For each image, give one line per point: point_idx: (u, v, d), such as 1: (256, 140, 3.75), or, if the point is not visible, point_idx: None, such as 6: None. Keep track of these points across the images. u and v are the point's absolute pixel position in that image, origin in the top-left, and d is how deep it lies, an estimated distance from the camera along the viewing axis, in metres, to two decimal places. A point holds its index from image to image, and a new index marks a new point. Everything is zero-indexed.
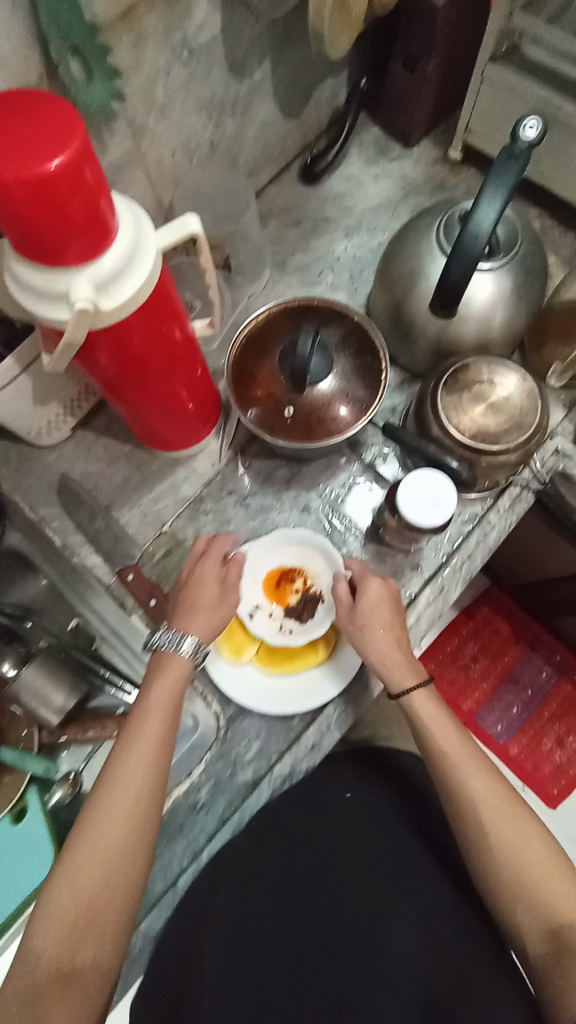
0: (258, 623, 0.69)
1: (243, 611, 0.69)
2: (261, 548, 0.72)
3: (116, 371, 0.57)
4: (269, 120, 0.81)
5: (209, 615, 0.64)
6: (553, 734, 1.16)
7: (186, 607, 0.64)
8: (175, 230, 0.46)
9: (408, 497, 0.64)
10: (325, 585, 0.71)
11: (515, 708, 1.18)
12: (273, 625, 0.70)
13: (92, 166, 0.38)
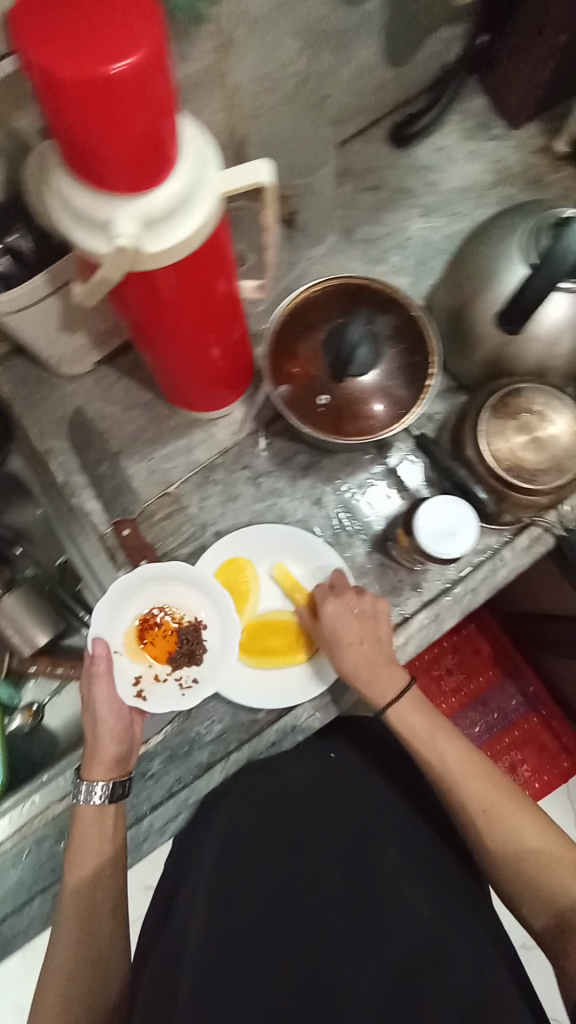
0: (155, 697, 0.63)
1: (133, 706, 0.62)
2: (111, 620, 0.64)
3: (150, 324, 0.53)
4: (369, 67, 0.72)
5: (117, 754, 0.60)
6: (507, 761, 1.16)
7: (94, 750, 0.60)
8: (243, 173, 0.40)
9: (429, 521, 0.60)
10: (197, 609, 0.66)
11: (476, 728, 1.17)
12: (167, 693, 0.63)
13: (161, 77, 0.33)
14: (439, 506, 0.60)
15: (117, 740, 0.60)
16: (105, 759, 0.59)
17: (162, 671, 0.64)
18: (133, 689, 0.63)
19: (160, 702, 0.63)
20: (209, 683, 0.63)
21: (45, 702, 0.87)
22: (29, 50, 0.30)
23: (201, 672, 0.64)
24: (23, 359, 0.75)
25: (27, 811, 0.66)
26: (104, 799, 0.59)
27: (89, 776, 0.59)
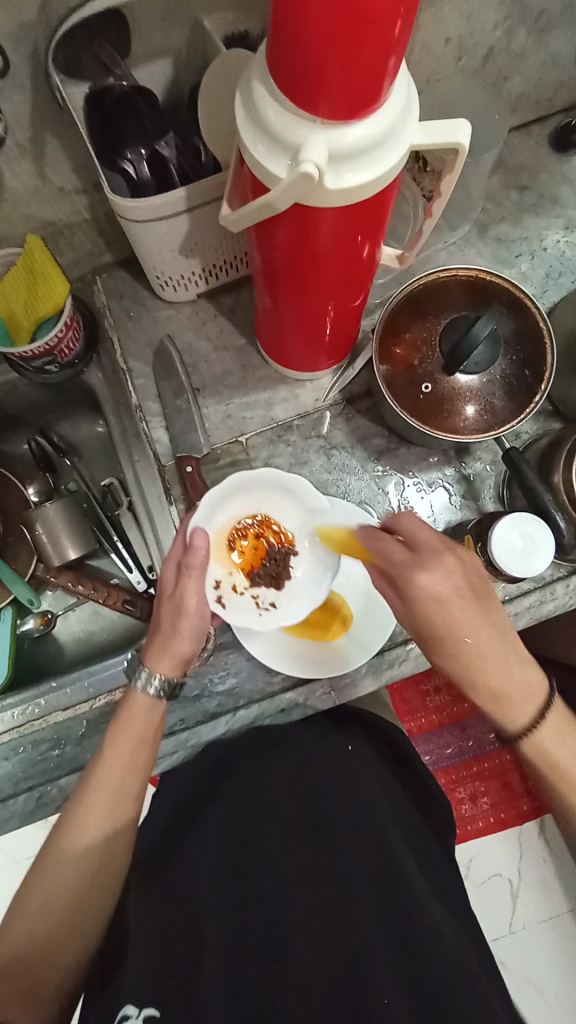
0: (234, 607, 0.61)
1: (213, 609, 0.60)
2: (210, 512, 0.62)
3: (281, 259, 0.51)
4: (558, 58, 0.68)
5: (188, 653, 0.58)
6: (468, 790, 1.02)
7: (168, 639, 0.57)
8: (441, 133, 0.39)
9: (506, 536, 0.59)
10: (295, 529, 0.64)
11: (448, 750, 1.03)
12: (246, 607, 0.62)
13: (408, 7, 0.30)
14: (520, 523, 0.59)
15: (192, 637, 0.57)
16: (178, 653, 0.57)
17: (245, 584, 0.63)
18: (214, 594, 0.61)
19: (239, 614, 0.61)
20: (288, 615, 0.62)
21: (59, 614, 0.85)
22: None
23: (281, 600, 0.63)
24: (128, 272, 0.74)
25: (30, 711, 0.67)
26: (160, 692, 0.58)
27: (151, 661, 0.57)
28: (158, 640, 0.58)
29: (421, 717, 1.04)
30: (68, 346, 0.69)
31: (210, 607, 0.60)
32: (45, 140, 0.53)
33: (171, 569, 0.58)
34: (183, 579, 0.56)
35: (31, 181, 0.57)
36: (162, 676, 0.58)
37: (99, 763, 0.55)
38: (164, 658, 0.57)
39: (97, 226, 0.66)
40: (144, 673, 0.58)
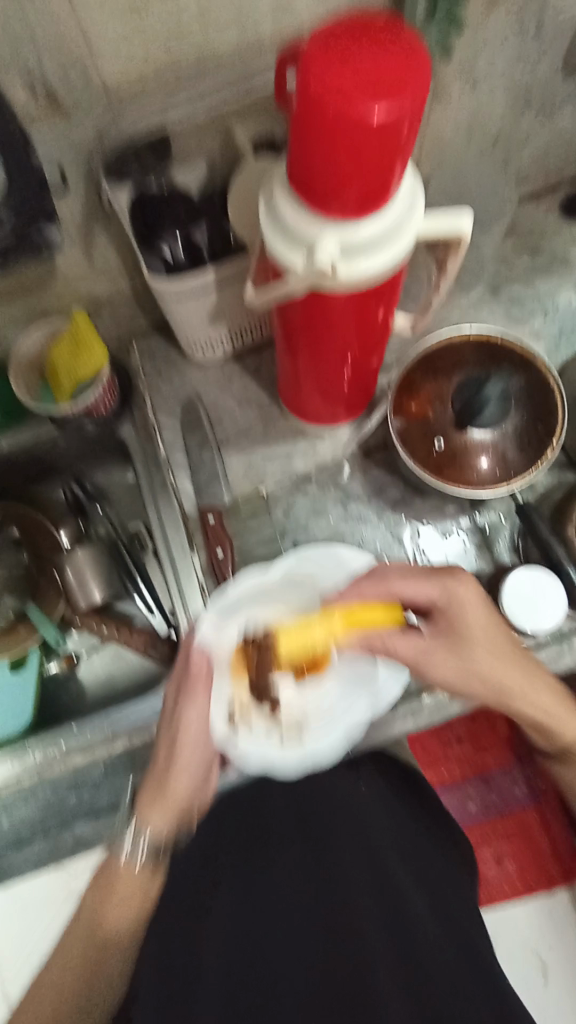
0: (248, 738, 0.62)
1: (224, 745, 0.61)
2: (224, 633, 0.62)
3: (299, 326, 0.55)
4: (564, 137, 0.72)
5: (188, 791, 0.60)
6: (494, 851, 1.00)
7: (165, 780, 0.59)
8: (445, 221, 0.42)
9: (518, 587, 0.64)
10: None
11: (473, 807, 1.02)
12: (264, 733, 0.62)
13: (410, 129, 0.34)
14: (534, 578, 0.64)
15: (193, 772, 0.60)
16: (177, 791, 0.60)
17: (259, 708, 0.63)
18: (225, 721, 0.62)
19: (252, 747, 0.62)
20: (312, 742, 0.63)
21: (84, 655, 0.87)
22: (305, 80, 0.33)
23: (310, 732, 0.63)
24: (160, 334, 0.79)
25: (50, 754, 0.67)
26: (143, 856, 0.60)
27: (145, 817, 0.60)
28: (152, 786, 0.60)
29: (442, 769, 1.03)
30: (103, 406, 0.74)
31: (219, 744, 0.61)
32: (92, 231, 0.59)
33: (174, 693, 0.60)
34: (184, 715, 0.59)
35: (77, 264, 0.63)
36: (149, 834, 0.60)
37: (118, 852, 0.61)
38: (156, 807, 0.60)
39: (133, 297, 0.73)
40: (133, 832, 0.60)
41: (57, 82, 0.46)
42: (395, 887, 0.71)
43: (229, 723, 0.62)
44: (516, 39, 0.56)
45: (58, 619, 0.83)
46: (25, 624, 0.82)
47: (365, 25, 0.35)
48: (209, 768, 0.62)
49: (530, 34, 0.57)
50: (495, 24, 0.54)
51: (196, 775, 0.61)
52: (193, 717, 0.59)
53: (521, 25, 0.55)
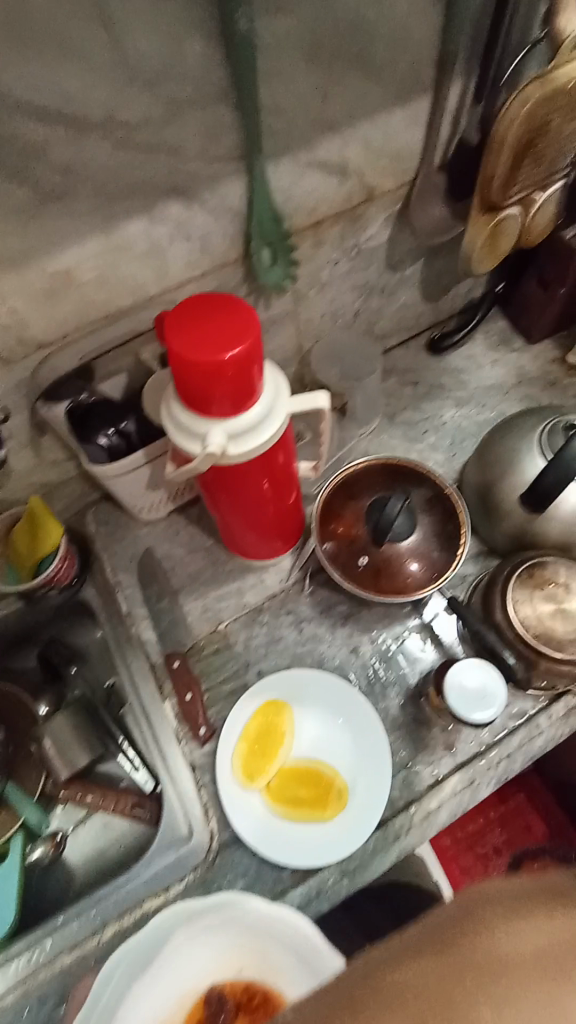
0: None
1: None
2: None
3: (218, 486, 0.65)
4: (411, 301, 0.90)
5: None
6: None
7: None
8: (308, 400, 0.55)
9: (457, 682, 0.67)
10: None
11: None
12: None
13: (258, 355, 0.47)
14: (464, 669, 0.68)
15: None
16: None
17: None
18: None
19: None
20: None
21: (69, 832, 0.82)
22: (172, 339, 0.46)
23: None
24: (108, 504, 0.88)
25: (35, 959, 0.64)
26: None
27: None
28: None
29: None
30: (64, 574, 0.80)
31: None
32: (37, 437, 0.71)
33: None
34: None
35: (28, 462, 0.75)
36: None
37: None
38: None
39: (81, 480, 0.83)
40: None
41: None
42: None
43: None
44: (347, 254, 0.74)
45: (38, 797, 0.82)
46: (3, 809, 0.80)
47: (211, 295, 0.49)
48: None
49: (357, 250, 0.75)
50: (327, 249, 0.72)
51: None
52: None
53: (347, 249, 0.73)
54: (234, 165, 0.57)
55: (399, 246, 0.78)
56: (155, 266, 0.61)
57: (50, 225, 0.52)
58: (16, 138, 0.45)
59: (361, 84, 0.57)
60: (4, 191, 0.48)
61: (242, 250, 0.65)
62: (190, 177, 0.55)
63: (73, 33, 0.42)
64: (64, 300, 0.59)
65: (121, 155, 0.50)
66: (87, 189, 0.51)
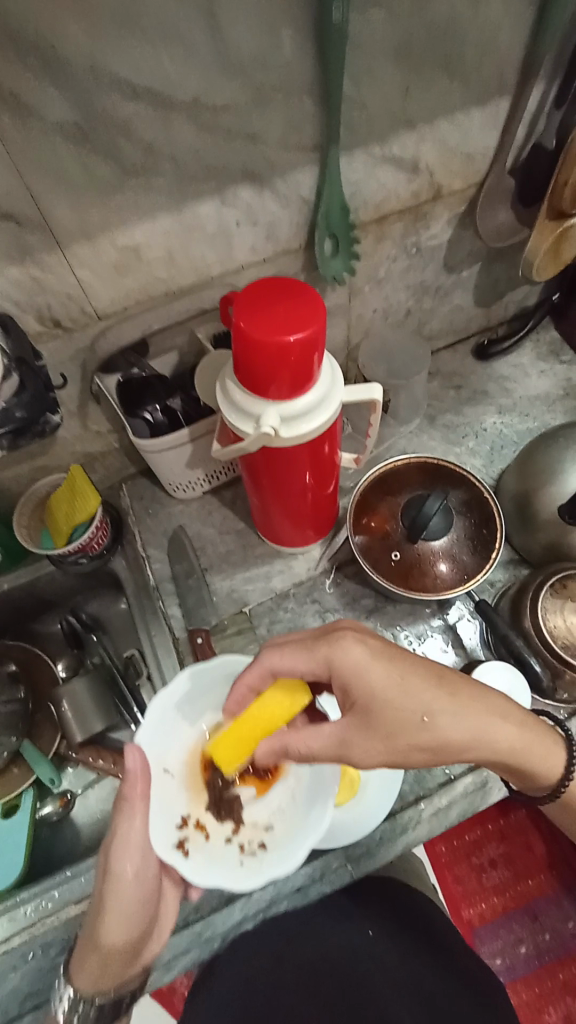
0: (193, 862, 0.53)
1: (172, 861, 0.53)
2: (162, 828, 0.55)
3: (262, 469, 0.65)
4: (464, 303, 0.90)
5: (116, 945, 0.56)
6: (561, 1006, 1.04)
7: (95, 918, 0.57)
8: (361, 393, 0.56)
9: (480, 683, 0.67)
10: None
11: (523, 949, 1.07)
12: (224, 851, 0.55)
13: (320, 339, 0.48)
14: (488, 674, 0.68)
15: (117, 924, 0.56)
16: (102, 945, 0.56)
17: (216, 826, 0.57)
18: (175, 843, 0.54)
19: (203, 869, 0.53)
20: (276, 859, 0.54)
21: (78, 793, 0.85)
22: (239, 319, 0.47)
23: (272, 843, 0.55)
24: (145, 480, 0.89)
25: (43, 906, 0.66)
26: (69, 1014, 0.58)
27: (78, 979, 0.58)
28: (83, 942, 0.58)
29: (481, 904, 1.09)
30: (97, 542, 0.82)
31: (163, 857, 0.53)
32: (87, 405, 0.73)
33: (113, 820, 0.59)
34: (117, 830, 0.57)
35: (76, 430, 0.77)
36: (83, 994, 0.57)
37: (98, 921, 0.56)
38: (84, 966, 0.58)
39: (122, 453, 0.85)
40: (67, 994, 0.58)
41: (61, 314, 0.60)
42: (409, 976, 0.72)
43: (176, 845, 0.54)
44: (406, 251, 0.74)
45: (53, 755, 0.84)
46: (19, 764, 0.83)
47: (278, 279, 0.50)
48: (142, 920, 0.58)
49: (417, 248, 0.75)
50: (388, 245, 0.72)
51: (132, 913, 0.57)
52: (124, 841, 0.57)
53: (408, 246, 0.73)
54: (309, 153, 0.57)
55: (459, 248, 0.78)
56: (220, 248, 0.62)
57: (127, 200, 0.54)
58: (106, 111, 0.47)
59: (443, 81, 0.57)
60: (89, 163, 0.50)
61: (306, 239, 0.65)
62: (265, 163, 0.56)
63: (174, 14, 0.43)
64: (130, 274, 0.60)
65: (202, 137, 0.52)
66: (166, 166, 0.53)
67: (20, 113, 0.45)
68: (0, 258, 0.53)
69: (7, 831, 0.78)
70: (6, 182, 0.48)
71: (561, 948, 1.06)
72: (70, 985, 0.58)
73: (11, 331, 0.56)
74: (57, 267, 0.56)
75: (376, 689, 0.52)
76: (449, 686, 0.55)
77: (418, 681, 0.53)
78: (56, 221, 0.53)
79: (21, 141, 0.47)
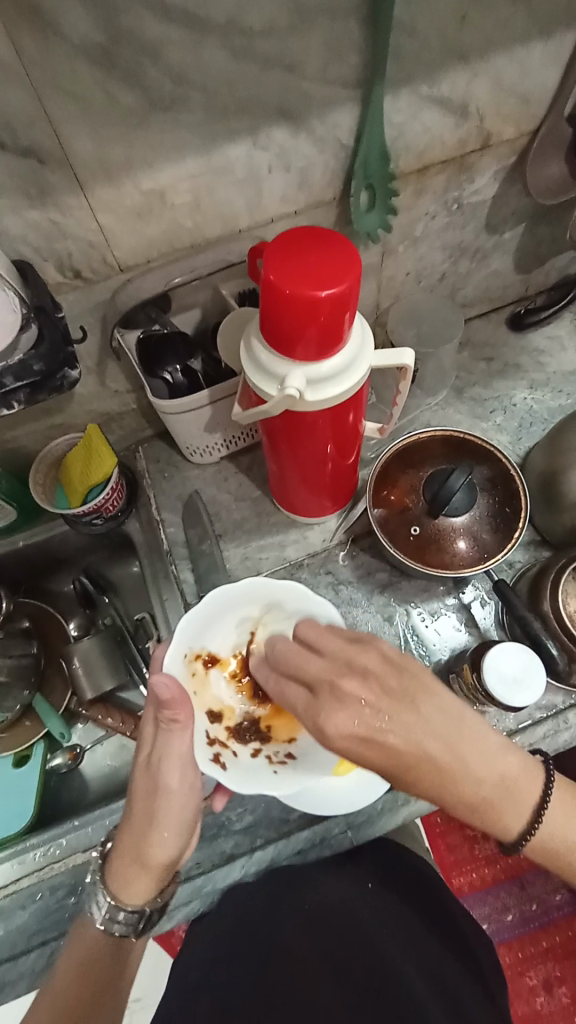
0: (236, 773, 0.56)
1: (211, 774, 0.56)
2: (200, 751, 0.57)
3: (280, 434, 0.63)
4: (503, 267, 0.84)
5: (166, 858, 0.56)
6: (541, 972, 1.07)
7: (146, 838, 0.55)
8: (392, 358, 0.53)
9: (496, 665, 0.65)
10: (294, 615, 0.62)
11: (510, 917, 1.09)
12: (253, 768, 0.57)
13: (353, 296, 0.45)
14: (507, 654, 0.66)
15: (172, 834, 0.56)
16: (154, 861, 0.56)
17: (242, 745, 0.59)
18: (211, 757, 0.57)
19: (241, 778, 0.55)
20: (306, 769, 0.58)
21: (87, 748, 0.86)
22: (269, 273, 0.44)
23: (299, 755, 0.59)
24: (160, 441, 0.87)
25: (51, 852, 0.67)
26: (123, 926, 0.57)
27: (118, 890, 0.57)
28: (128, 861, 0.56)
29: (472, 872, 1.11)
30: (111, 504, 0.80)
31: (205, 770, 0.56)
32: (105, 362, 0.70)
33: (150, 731, 0.56)
34: (161, 745, 0.55)
35: (93, 388, 0.74)
36: (129, 906, 0.57)
37: (148, 831, 0.55)
38: (132, 882, 0.56)
39: (139, 412, 0.82)
40: (107, 903, 0.56)
41: (81, 263, 0.57)
42: (412, 929, 0.72)
43: (215, 761, 0.57)
44: (446, 208, 0.69)
45: (63, 711, 0.86)
46: (30, 716, 0.85)
47: (309, 229, 0.47)
48: (190, 828, 0.58)
49: (457, 205, 0.70)
50: (428, 200, 0.67)
51: (182, 828, 0.56)
52: (170, 756, 0.55)
53: (448, 202, 0.69)
54: (350, 91, 0.53)
55: (502, 206, 0.73)
56: (249, 195, 0.58)
57: (152, 136, 0.50)
58: (133, 30, 0.43)
59: (503, 8, 0.52)
60: (114, 92, 0.46)
61: (340, 190, 0.61)
62: (303, 100, 0.52)
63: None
64: (154, 220, 0.57)
65: (236, 65, 0.47)
66: (196, 100, 0.49)
67: (42, 30, 0.41)
68: (18, 197, 0.50)
69: (19, 779, 0.80)
70: (25, 109, 0.45)
71: (545, 917, 1.09)
72: (111, 898, 0.57)
73: (29, 279, 0.54)
74: (77, 210, 0.53)
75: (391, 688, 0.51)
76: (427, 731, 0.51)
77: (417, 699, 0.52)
78: (78, 156, 0.49)
79: (41, 61, 0.43)
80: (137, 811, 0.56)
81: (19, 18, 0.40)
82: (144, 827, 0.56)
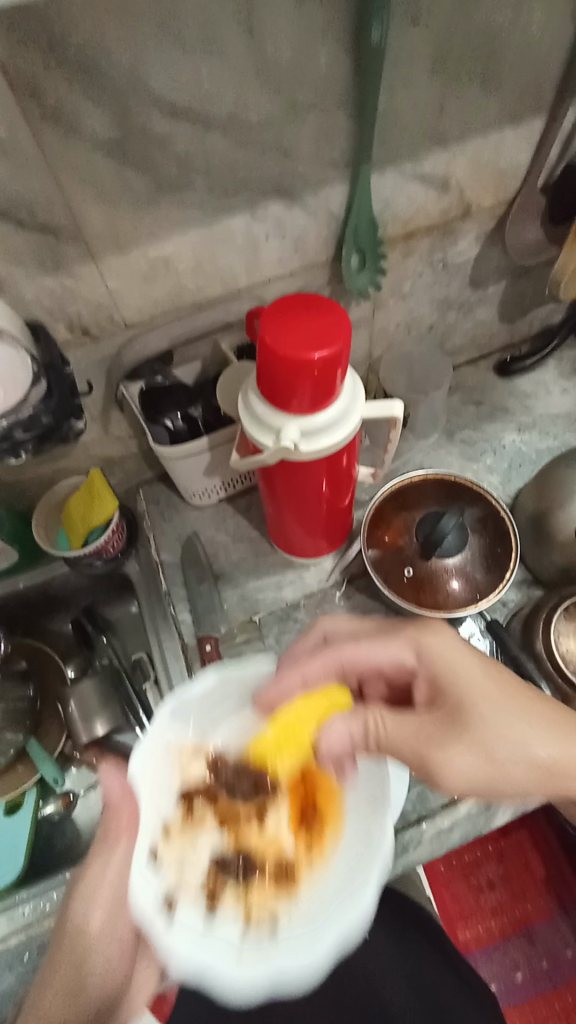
0: (176, 933, 0.49)
1: (153, 935, 0.48)
2: (139, 886, 0.50)
3: (275, 479, 0.66)
4: (489, 318, 0.89)
5: (92, 997, 0.54)
6: None
7: (72, 975, 0.54)
8: (382, 408, 0.56)
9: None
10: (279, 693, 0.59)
11: (519, 973, 1.05)
12: (204, 929, 0.50)
13: (344, 356, 0.48)
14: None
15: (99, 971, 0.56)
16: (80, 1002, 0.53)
17: (201, 894, 0.52)
18: (161, 906, 0.50)
19: (186, 945, 0.48)
20: (284, 944, 0.49)
21: (80, 793, 0.84)
22: (264, 334, 0.47)
23: (284, 915, 0.52)
24: (160, 483, 0.89)
25: (40, 907, 0.66)
26: None
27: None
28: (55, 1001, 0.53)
29: (478, 924, 1.07)
30: (112, 546, 0.81)
31: (145, 923, 0.49)
32: (109, 410, 0.73)
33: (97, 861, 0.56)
34: (97, 868, 0.56)
35: (96, 434, 0.77)
36: None
37: (82, 957, 0.55)
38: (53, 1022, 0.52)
39: (141, 456, 0.85)
40: None
41: (89, 322, 0.61)
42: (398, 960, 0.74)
43: (163, 908, 0.50)
44: (432, 267, 0.74)
45: (57, 755, 0.85)
46: (24, 761, 0.83)
47: (302, 297, 0.50)
48: (117, 970, 0.57)
49: (443, 264, 0.75)
50: (414, 261, 0.72)
51: (111, 965, 0.57)
52: (105, 882, 0.56)
53: (434, 262, 0.73)
54: (340, 169, 0.58)
55: (484, 265, 0.78)
56: (248, 259, 0.62)
57: (159, 213, 0.54)
58: (145, 126, 0.47)
59: (477, 100, 0.58)
60: (127, 177, 0.50)
61: (332, 253, 0.65)
62: (297, 178, 0.57)
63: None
64: (159, 284, 0.61)
65: (237, 151, 0.52)
66: (199, 182, 0.53)
67: (63, 127, 0.46)
68: (33, 266, 0.54)
69: (11, 827, 0.79)
70: (45, 193, 0.49)
71: (557, 976, 1.04)
72: None
73: (41, 338, 0.57)
74: (88, 276, 0.57)
75: (482, 667, 0.56)
76: (529, 709, 0.55)
77: (508, 677, 0.56)
78: (90, 231, 0.53)
79: (60, 152, 0.47)
80: (71, 935, 0.56)
81: (44, 118, 0.45)
82: (80, 952, 0.55)
